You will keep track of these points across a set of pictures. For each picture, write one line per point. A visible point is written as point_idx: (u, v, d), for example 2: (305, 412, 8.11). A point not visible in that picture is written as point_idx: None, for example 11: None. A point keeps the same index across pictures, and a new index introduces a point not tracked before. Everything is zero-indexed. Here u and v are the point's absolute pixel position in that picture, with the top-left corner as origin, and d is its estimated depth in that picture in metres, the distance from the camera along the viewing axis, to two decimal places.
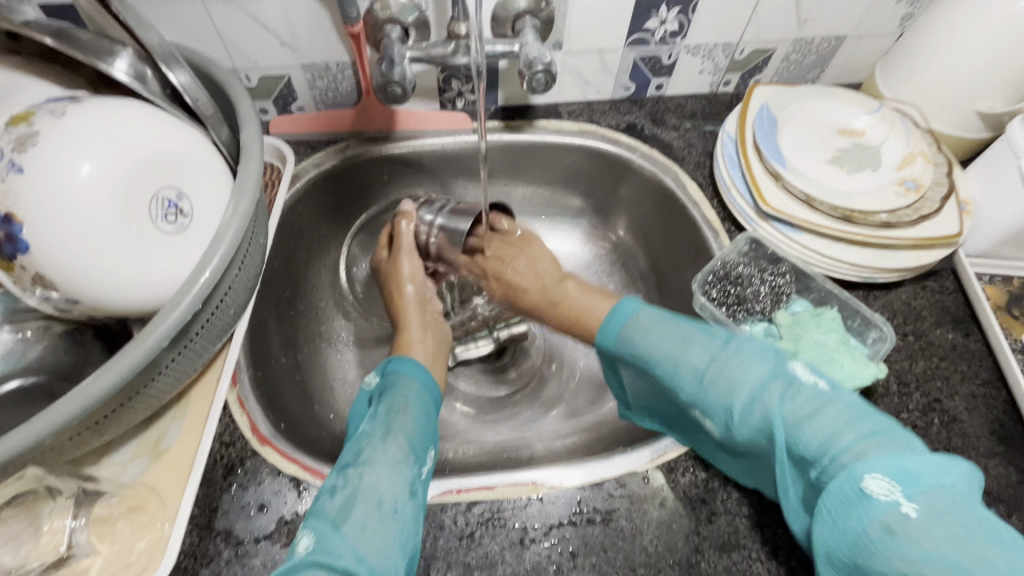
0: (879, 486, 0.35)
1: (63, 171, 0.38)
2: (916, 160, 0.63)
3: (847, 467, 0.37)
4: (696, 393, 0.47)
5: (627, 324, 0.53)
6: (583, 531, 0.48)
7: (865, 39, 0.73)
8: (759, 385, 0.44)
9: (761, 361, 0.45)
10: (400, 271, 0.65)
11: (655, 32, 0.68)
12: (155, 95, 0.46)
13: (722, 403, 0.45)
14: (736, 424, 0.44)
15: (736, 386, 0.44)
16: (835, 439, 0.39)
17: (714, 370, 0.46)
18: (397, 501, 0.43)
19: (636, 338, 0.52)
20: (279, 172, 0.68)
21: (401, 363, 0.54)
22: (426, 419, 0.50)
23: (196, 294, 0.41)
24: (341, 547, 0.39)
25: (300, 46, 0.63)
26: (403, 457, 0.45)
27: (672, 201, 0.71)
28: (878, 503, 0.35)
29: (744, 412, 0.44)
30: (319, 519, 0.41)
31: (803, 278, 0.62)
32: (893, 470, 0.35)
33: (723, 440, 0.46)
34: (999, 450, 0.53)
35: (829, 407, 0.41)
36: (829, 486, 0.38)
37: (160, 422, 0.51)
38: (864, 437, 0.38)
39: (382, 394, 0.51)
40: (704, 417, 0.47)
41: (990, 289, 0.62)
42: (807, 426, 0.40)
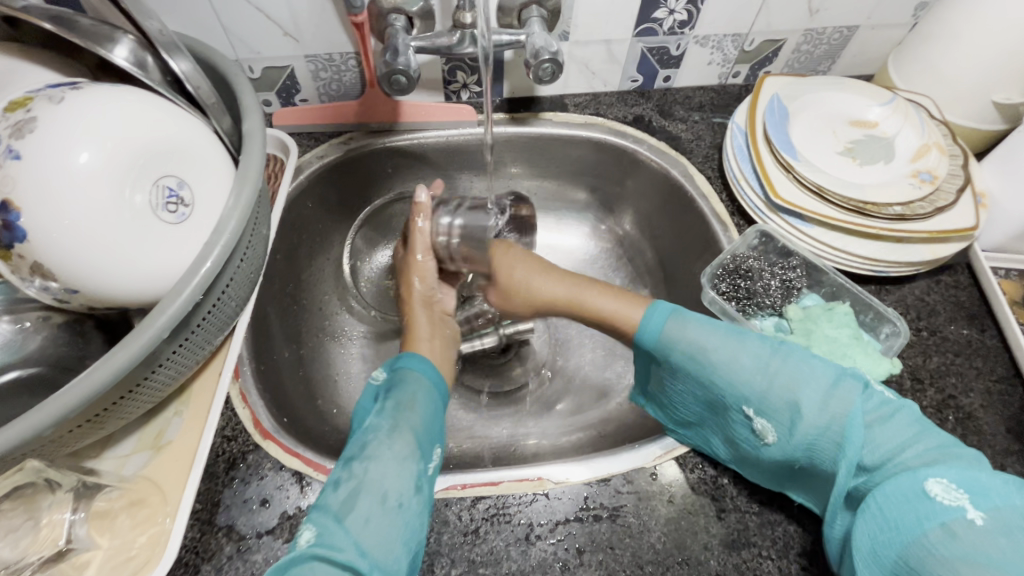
0: (943, 491, 0.36)
1: (61, 158, 0.37)
2: (931, 152, 0.62)
3: (911, 471, 0.38)
4: (757, 391, 0.46)
5: (672, 321, 0.51)
6: (589, 528, 0.48)
7: (879, 29, 0.71)
8: (825, 391, 0.43)
9: (826, 369, 0.45)
10: (410, 266, 0.65)
11: (663, 22, 0.66)
12: (156, 82, 0.45)
13: (783, 403, 0.44)
14: (794, 426, 0.44)
15: (799, 387, 0.44)
16: (897, 452, 0.40)
17: (774, 372, 0.45)
18: (401, 496, 0.42)
19: (683, 333, 0.49)
20: (282, 164, 0.68)
21: (410, 359, 0.53)
22: (433, 417, 0.49)
23: (197, 284, 0.40)
24: (343, 541, 0.38)
25: (303, 37, 0.62)
26: (409, 452, 0.45)
27: (680, 194, 0.70)
28: (943, 507, 0.35)
29: (805, 416, 0.43)
30: (321, 512, 0.40)
31: (815, 272, 0.61)
32: (964, 480, 0.36)
33: (773, 442, 0.45)
34: (1016, 447, 0.52)
35: (895, 419, 0.42)
36: (890, 488, 0.38)
37: (161, 415, 0.50)
38: (932, 451, 0.40)
39: (389, 388, 0.51)
40: (757, 416, 0.46)
41: (1006, 283, 0.60)
42: (875, 435, 0.41)
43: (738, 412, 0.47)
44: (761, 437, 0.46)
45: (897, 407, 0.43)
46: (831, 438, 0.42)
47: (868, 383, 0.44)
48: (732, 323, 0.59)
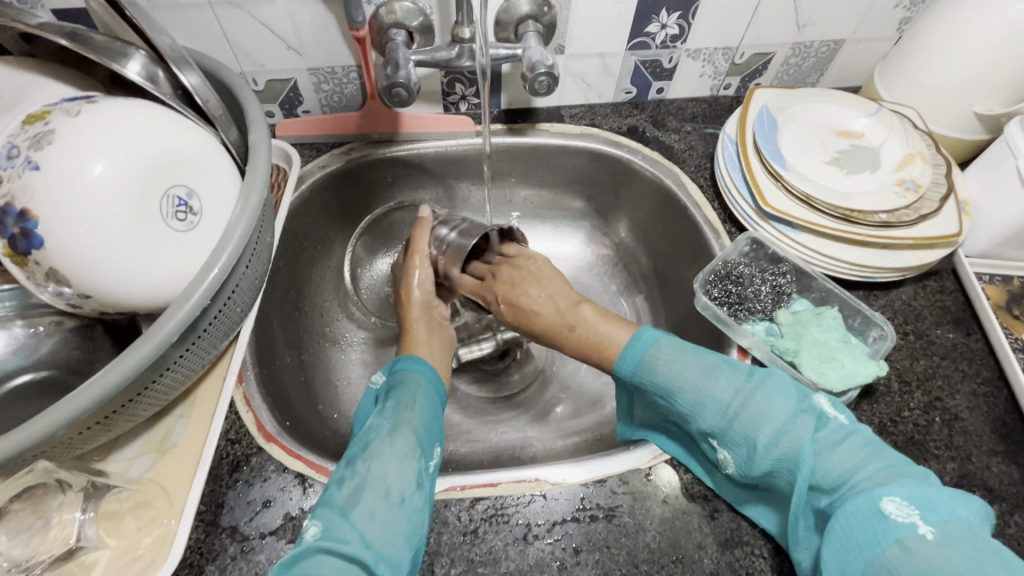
0: (896, 508, 0.37)
1: (76, 169, 0.39)
2: (915, 161, 0.64)
3: (867, 491, 0.39)
4: (718, 421, 0.47)
5: (648, 353, 0.53)
6: (586, 528, 0.49)
7: (864, 43, 0.74)
8: (779, 427, 0.44)
9: (773, 399, 0.46)
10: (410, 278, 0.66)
11: (655, 36, 0.69)
12: (167, 96, 0.47)
13: (740, 434, 0.46)
14: (752, 457, 0.45)
15: (758, 424, 0.45)
16: (851, 473, 0.41)
17: (734, 404, 0.47)
18: (404, 492, 0.43)
19: (658, 364, 0.52)
20: (285, 174, 0.69)
21: (408, 362, 0.55)
22: (433, 418, 0.51)
23: (204, 290, 0.42)
24: (349, 534, 0.40)
25: (307, 51, 0.64)
26: (410, 449, 0.46)
27: (674, 202, 0.72)
28: (896, 523, 0.36)
29: (761, 450, 0.44)
30: (327, 508, 0.42)
31: (804, 278, 0.62)
32: (914, 496, 0.37)
33: (736, 471, 0.47)
34: (1001, 447, 0.53)
35: (848, 442, 0.43)
36: (850, 508, 0.39)
37: (167, 419, 0.52)
38: (878, 469, 0.41)
39: (390, 389, 0.52)
40: (721, 446, 0.47)
41: (990, 289, 0.62)
42: (827, 461, 0.42)
43: (704, 441, 0.49)
44: (724, 465, 0.47)
45: (850, 432, 0.43)
46: (788, 467, 0.43)
47: (826, 411, 0.46)
48: (724, 327, 0.60)
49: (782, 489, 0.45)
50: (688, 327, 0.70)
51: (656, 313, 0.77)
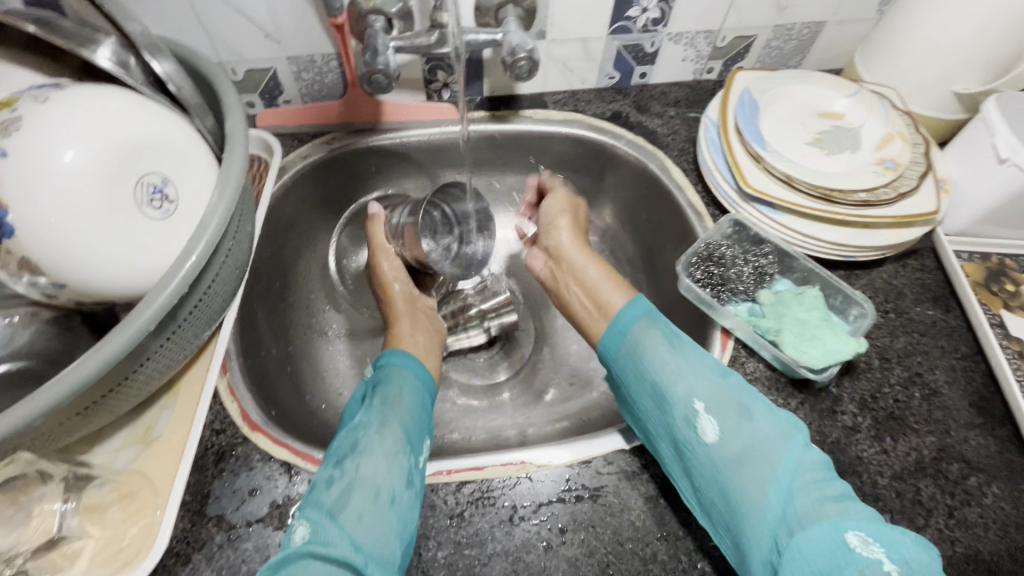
0: (860, 542, 0.35)
1: (46, 157, 0.38)
2: (895, 140, 0.64)
3: (831, 519, 0.37)
4: (709, 391, 0.45)
5: (646, 322, 0.52)
6: (572, 508, 0.49)
7: (845, 25, 0.74)
8: (764, 425, 0.43)
9: (759, 396, 0.45)
10: (383, 275, 0.69)
11: (637, 19, 0.68)
12: (139, 83, 0.47)
13: (732, 405, 0.44)
14: (740, 425, 0.43)
15: (744, 414, 0.43)
16: (819, 492, 0.39)
17: (731, 386, 0.46)
18: (394, 491, 0.44)
19: (655, 328, 0.52)
20: (267, 165, 0.69)
21: (394, 356, 0.56)
22: (422, 413, 0.51)
23: (181, 279, 0.41)
24: (336, 537, 0.39)
25: (285, 39, 0.63)
26: (398, 448, 0.46)
27: (658, 186, 0.72)
28: (862, 558, 0.35)
29: (744, 436, 0.42)
30: (314, 508, 0.41)
31: (786, 258, 0.63)
32: (880, 533, 0.36)
33: (715, 439, 0.43)
34: (978, 420, 0.55)
35: (815, 468, 0.41)
36: (812, 532, 0.37)
37: (150, 410, 0.52)
38: (836, 496, 0.39)
39: (376, 385, 0.53)
40: (705, 412, 0.45)
41: (969, 266, 0.63)
42: (803, 475, 0.40)
43: (687, 406, 0.46)
44: (701, 433, 0.44)
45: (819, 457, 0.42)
46: (767, 457, 0.41)
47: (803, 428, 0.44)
48: (707, 309, 0.61)
49: (746, 489, 0.41)
50: (673, 310, 0.70)
51: (642, 297, 0.78)
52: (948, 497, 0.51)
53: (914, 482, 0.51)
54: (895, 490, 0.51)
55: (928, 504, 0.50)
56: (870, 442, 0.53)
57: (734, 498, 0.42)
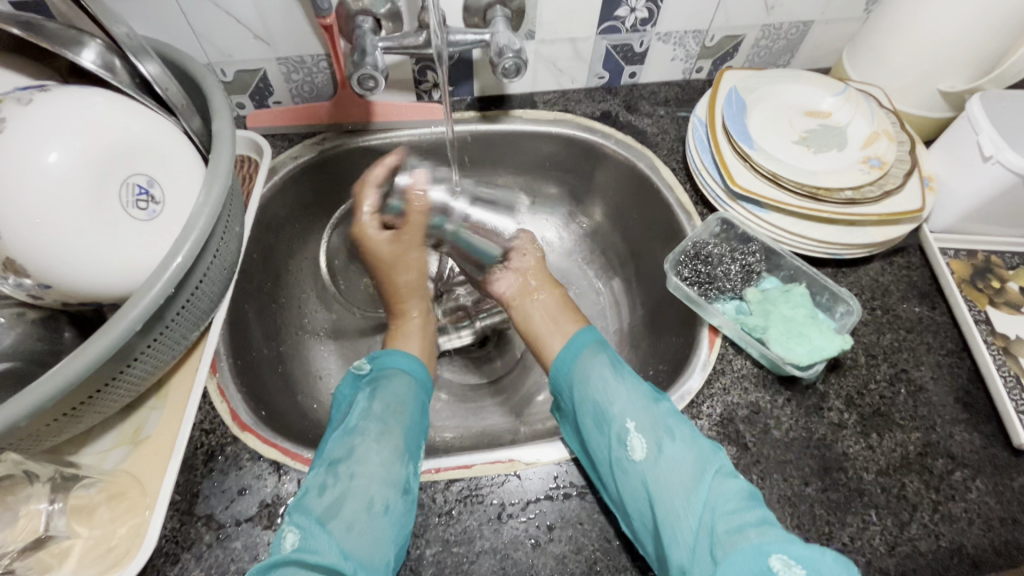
0: (781, 564, 0.36)
1: (31, 158, 0.38)
2: (880, 139, 0.64)
3: (753, 544, 0.37)
4: (639, 412, 0.48)
5: (589, 344, 0.55)
6: (560, 505, 0.49)
7: (832, 25, 0.74)
8: (690, 449, 0.45)
9: (685, 422, 0.48)
10: (384, 260, 0.64)
11: (625, 19, 0.69)
12: (124, 84, 0.47)
13: (661, 425, 0.47)
14: (665, 445, 0.45)
15: (671, 437, 0.46)
16: (739, 515, 0.40)
17: (659, 409, 0.48)
18: (388, 501, 0.44)
19: (600, 353, 0.54)
20: (256, 165, 0.70)
21: (392, 358, 0.55)
22: (419, 418, 0.51)
23: (166, 280, 0.41)
24: (324, 545, 0.39)
25: (274, 40, 0.64)
26: (396, 457, 0.46)
27: (647, 185, 0.73)
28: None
29: (671, 459, 0.45)
30: (304, 514, 0.42)
31: (773, 256, 0.63)
32: (802, 554, 0.36)
33: (642, 458, 0.45)
34: (963, 416, 0.55)
35: (735, 493, 0.42)
36: (735, 558, 0.37)
37: (139, 411, 0.52)
38: (759, 518, 0.39)
39: (373, 386, 0.52)
40: (635, 432, 0.47)
41: (955, 263, 0.63)
42: (724, 499, 0.42)
43: (620, 426, 0.47)
44: (630, 450, 0.46)
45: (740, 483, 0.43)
46: (688, 477, 0.43)
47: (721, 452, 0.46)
48: (695, 307, 0.61)
49: (671, 510, 0.42)
50: (663, 308, 0.71)
51: (633, 296, 0.78)
52: (933, 492, 0.51)
53: (899, 478, 0.52)
54: (881, 486, 0.51)
55: (913, 499, 0.51)
56: (856, 437, 0.54)
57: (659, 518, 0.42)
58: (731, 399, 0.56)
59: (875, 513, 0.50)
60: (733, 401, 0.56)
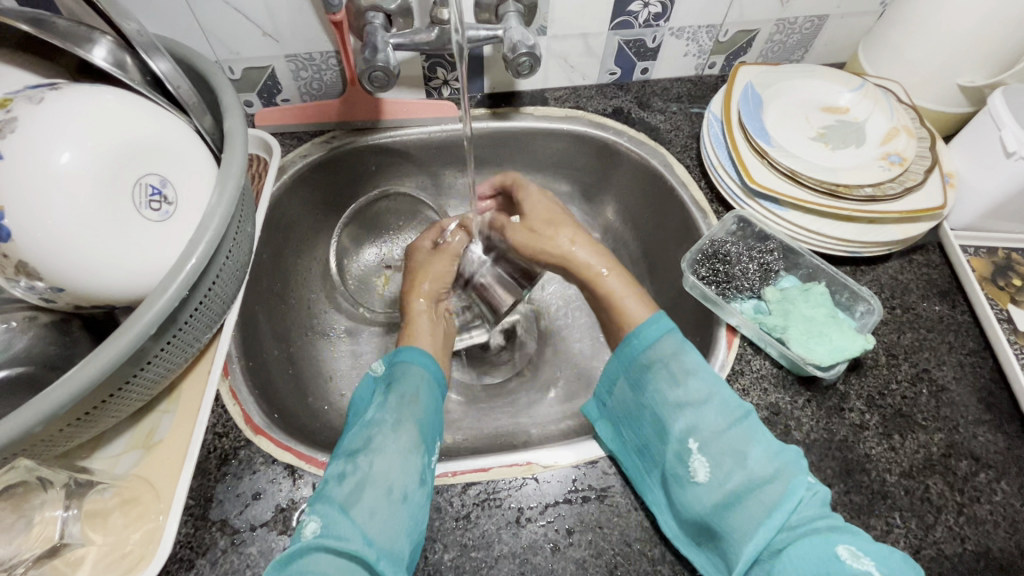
0: (849, 554, 0.38)
1: (43, 158, 0.37)
2: (900, 135, 0.63)
3: (822, 534, 0.40)
4: (703, 431, 0.45)
5: (657, 343, 0.51)
6: (578, 509, 0.49)
7: (848, 19, 0.73)
8: (762, 457, 0.44)
9: (758, 437, 0.45)
10: (428, 271, 0.66)
11: (638, 14, 0.68)
12: (135, 81, 0.46)
13: (727, 446, 0.44)
14: (733, 470, 0.43)
15: (745, 446, 0.44)
16: (808, 523, 0.40)
17: (730, 422, 0.45)
18: (405, 489, 0.43)
19: (667, 358, 0.50)
20: (265, 164, 0.68)
21: (408, 352, 0.54)
22: (434, 412, 0.50)
23: (181, 282, 0.41)
24: (349, 532, 0.39)
25: (283, 37, 0.63)
26: (413, 446, 0.46)
27: (661, 182, 0.72)
28: (851, 569, 0.37)
29: (744, 471, 0.43)
30: (326, 503, 0.41)
31: (791, 255, 0.62)
32: (869, 549, 0.39)
33: (705, 480, 0.44)
34: (987, 417, 0.54)
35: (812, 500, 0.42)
36: (802, 544, 0.39)
37: (151, 414, 0.51)
38: (829, 525, 0.40)
39: (390, 382, 0.51)
40: (698, 452, 0.45)
41: (976, 261, 0.62)
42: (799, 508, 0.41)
43: (681, 444, 0.46)
44: (692, 471, 0.45)
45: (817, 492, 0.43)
46: (759, 496, 0.42)
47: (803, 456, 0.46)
48: (712, 306, 0.60)
49: (734, 526, 0.42)
50: (677, 308, 0.70)
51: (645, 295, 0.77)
52: (958, 494, 0.50)
53: (922, 480, 0.51)
54: (904, 488, 0.51)
55: (938, 501, 0.50)
56: (878, 439, 0.53)
57: (720, 533, 0.43)
58: (750, 400, 0.55)
59: (899, 516, 0.49)
60: (752, 402, 0.55)
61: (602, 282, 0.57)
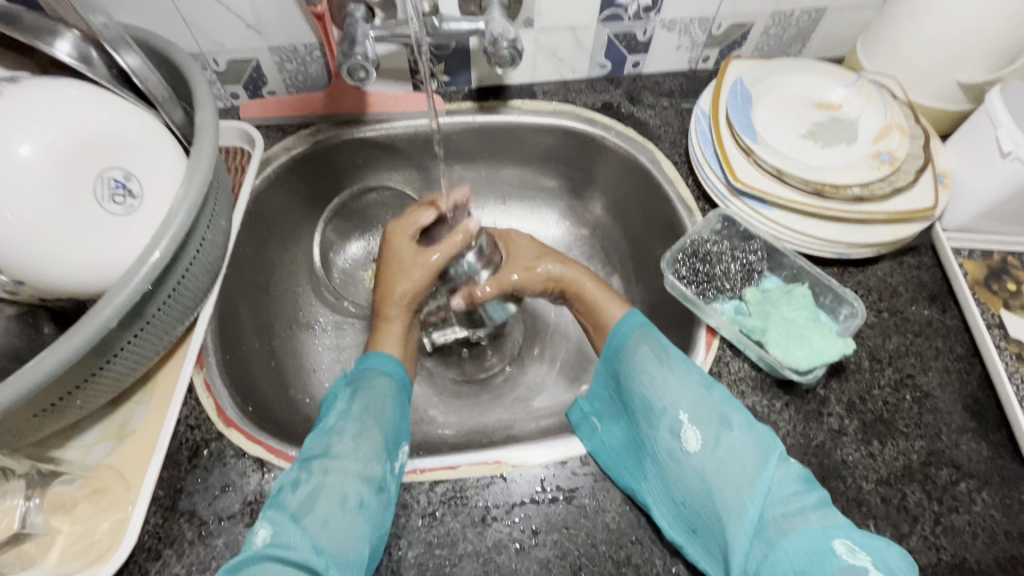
0: (844, 547, 0.37)
1: (3, 152, 0.38)
2: (893, 132, 0.62)
3: (819, 527, 0.39)
4: (692, 403, 0.46)
5: (639, 331, 0.54)
6: (545, 509, 0.48)
7: (847, 12, 0.71)
8: (745, 427, 0.45)
9: (742, 408, 0.46)
10: (413, 268, 0.61)
11: (627, 7, 0.66)
12: (101, 77, 0.46)
13: (714, 414, 0.45)
14: (721, 437, 0.44)
15: (728, 416, 0.45)
16: (797, 499, 0.41)
17: (715, 397, 0.47)
18: (362, 496, 0.43)
19: (647, 340, 0.52)
20: (248, 157, 0.68)
21: (377, 360, 0.54)
22: (400, 418, 0.50)
23: (144, 275, 0.41)
24: (298, 540, 0.39)
25: (266, 29, 0.62)
26: (374, 455, 0.46)
27: (648, 179, 0.71)
28: (845, 563, 0.37)
29: (729, 441, 0.44)
30: (278, 510, 0.41)
31: (776, 254, 0.61)
32: (862, 539, 0.38)
33: (697, 450, 0.45)
34: (971, 425, 0.53)
35: (794, 473, 0.43)
36: (796, 536, 0.39)
37: (126, 405, 0.52)
38: (816, 505, 0.41)
39: (356, 389, 0.51)
40: (690, 423, 0.46)
41: (969, 264, 0.60)
42: (782, 481, 0.42)
43: (672, 418, 0.47)
44: (686, 442, 0.45)
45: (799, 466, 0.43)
46: (752, 464, 0.42)
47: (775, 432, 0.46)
48: (692, 307, 0.59)
49: (728, 495, 0.42)
50: (662, 307, 0.69)
51: (632, 293, 0.76)
52: (936, 503, 0.49)
53: (900, 488, 0.50)
54: (881, 495, 0.50)
55: (915, 511, 0.49)
56: (857, 445, 0.52)
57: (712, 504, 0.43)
58: None
59: (874, 524, 0.48)
60: None
61: (585, 291, 0.61)
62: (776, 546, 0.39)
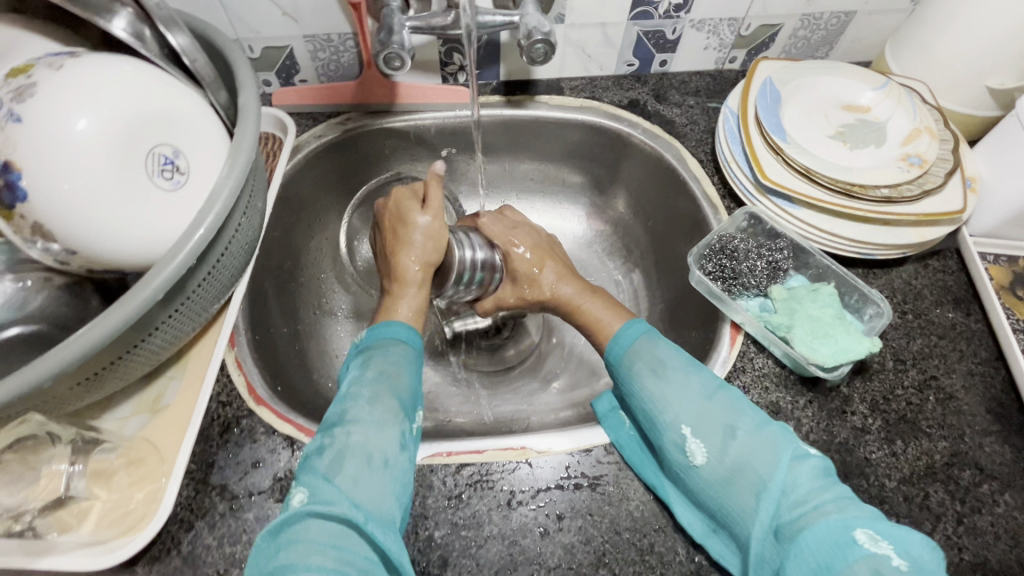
0: (867, 537, 0.37)
1: (60, 124, 0.39)
2: (922, 136, 0.62)
3: (838, 518, 0.38)
4: (693, 415, 0.45)
5: (635, 341, 0.52)
6: (570, 495, 0.49)
7: (875, 16, 0.71)
8: (753, 431, 0.44)
9: (747, 410, 0.45)
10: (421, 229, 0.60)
11: (658, 5, 0.67)
12: (153, 54, 0.47)
13: (720, 426, 0.44)
14: (728, 446, 0.43)
15: (732, 420, 0.44)
16: (815, 495, 0.40)
17: (717, 405, 0.45)
18: (387, 455, 0.43)
19: (642, 356, 0.50)
20: (280, 143, 0.69)
21: (389, 326, 0.53)
22: (416, 380, 0.50)
23: (191, 249, 0.42)
24: (336, 497, 0.40)
25: (302, 17, 0.63)
26: (391, 417, 0.45)
27: (673, 177, 0.71)
28: (868, 552, 0.36)
29: (737, 445, 0.43)
30: (309, 474, 0.41)
31: (802, 254, 0.61)
32: (884, 529, 0.37)
33: (704, 461, 0.44)
34: (994, 427, 0.53)
35: (810, 468, 0.42)
36: (818, 529, 0.38)
37: (160, 379, 0.53)
38: (835, 497, 0.40)
39: (369, 354, 0.50)
40: (693, 436, 0.45)
41: (994, 269, 0.61)
42: (799, 481, 0.41)
43: (675, 432, 0.46)
44: (692, 456, 0.45)
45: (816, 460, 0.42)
46: (764, 466, 0.42)
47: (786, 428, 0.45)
48: (718, 303, 0.59)
49: (744, 500, 0.42)
50: (683, 304, 0.69)
51: (652, 289, 0.77)
52: (958, 504, 0.50)
53: (922, 487, 0.50)
54: (903, 494, 0.50)
55: (937, 510, 0.49)
56: (880, 443, 0.52)
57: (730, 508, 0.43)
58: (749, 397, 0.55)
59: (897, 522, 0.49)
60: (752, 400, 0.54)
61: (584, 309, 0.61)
62: (795, 543, 0.38)
